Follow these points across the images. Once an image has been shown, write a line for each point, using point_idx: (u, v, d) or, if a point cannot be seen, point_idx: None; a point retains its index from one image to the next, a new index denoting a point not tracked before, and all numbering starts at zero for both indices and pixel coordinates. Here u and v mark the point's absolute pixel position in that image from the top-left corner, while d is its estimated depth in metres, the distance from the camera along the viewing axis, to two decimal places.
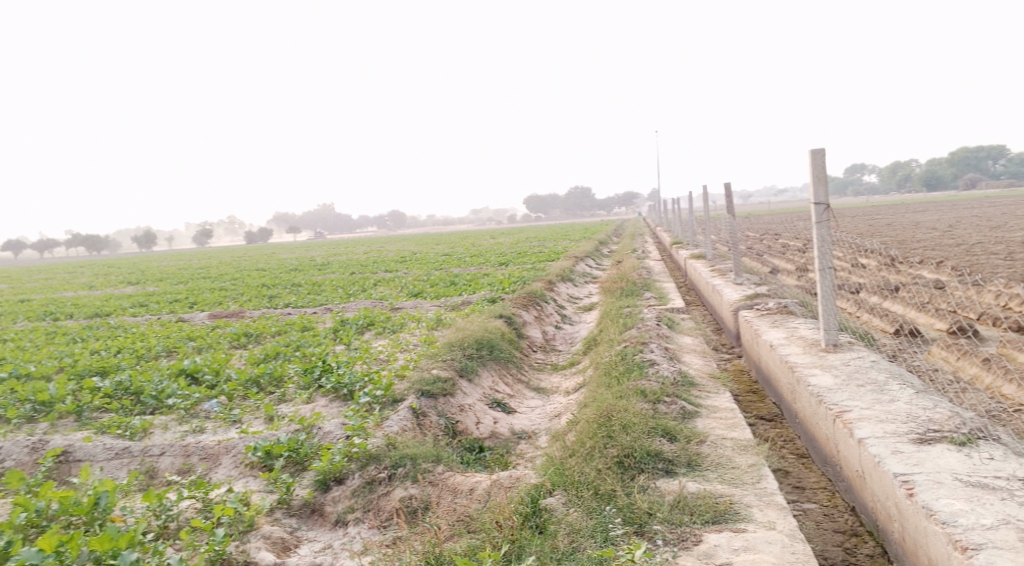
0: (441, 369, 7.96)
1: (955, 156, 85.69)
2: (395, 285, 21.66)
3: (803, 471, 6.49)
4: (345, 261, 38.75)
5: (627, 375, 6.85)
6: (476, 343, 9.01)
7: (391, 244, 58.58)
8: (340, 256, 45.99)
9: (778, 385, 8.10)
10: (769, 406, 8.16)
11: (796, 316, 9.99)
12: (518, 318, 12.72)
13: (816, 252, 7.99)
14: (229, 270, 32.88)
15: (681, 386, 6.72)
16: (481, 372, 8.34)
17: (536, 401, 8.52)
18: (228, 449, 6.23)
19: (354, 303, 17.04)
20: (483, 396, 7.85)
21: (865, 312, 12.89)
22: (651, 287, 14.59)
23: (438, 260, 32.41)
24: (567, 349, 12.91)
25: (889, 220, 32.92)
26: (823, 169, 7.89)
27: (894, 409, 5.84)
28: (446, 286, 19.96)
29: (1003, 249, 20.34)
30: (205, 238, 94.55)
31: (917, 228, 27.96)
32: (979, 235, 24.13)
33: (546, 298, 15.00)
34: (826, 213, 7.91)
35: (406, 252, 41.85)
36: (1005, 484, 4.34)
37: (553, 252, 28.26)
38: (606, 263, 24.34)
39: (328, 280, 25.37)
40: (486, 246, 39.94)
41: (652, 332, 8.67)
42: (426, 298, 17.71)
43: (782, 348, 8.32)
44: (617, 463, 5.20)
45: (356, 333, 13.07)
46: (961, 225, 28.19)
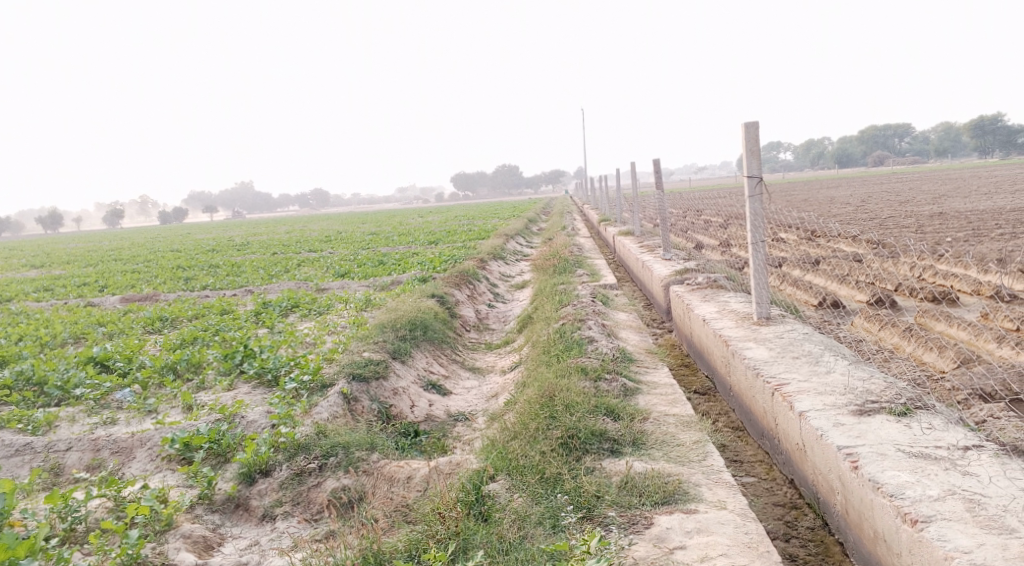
0: (373, 352, 7.65)
1: (865, 134, 88.94)
2: (319, 265, 21.08)
3: (741, 444, 6.46)
4: (266, 241, 37.59)
5: (567, 353, 6.72)
6: (409, 323, 8.73)
7: (314, 223, 57.26)
8: (260, 236, 44.68)
9: (712, 358, 8.09)
10: (704, 380, 8.14)
11: (726, 290, 10.02)
12: (450, 298, 12.45)
13: (749, 226, 7.95)
14: (143, 251, 31.50)
15: (621, 363, 6.61)
16: (414, 353, 8.08)
17: (472, 382, 8.32)
18: (143, 442, 5.81)
19: (277, 284, 16.46)
20: (417, 377, 7.60)
21: (790, 285, 13.10)
22: (583, 263, 14.51)
23: (364, 239, 31.77)
24: (500, 327, 12.74)
25: (806, 195, 33.85)
26: (755, 142, 7.81)
27: (832, 381, 5.84)
28: (373, 266, 19.51)
29: (914, 222, 21.09)
30: (116, 219, 90.72)
31: (833, 203, 28.73)
32: (891, 209, 24.98)
33: (477, 276, 14.77)
34: (758, 186, 7.87)
35: (330, 231, 40.95)
36: (947, 454, 4.35)
37: (481, 230, 28.00)
38: (535, 241, 24.23)
39: (249, 261, 24.53)
40: (413, 225, 39.42)
41: (588, 309, 8.54)
42: (354, 278, 17.26)
43: (716, 321, 8.31)
44: (561, 445, 5.03)
45: (280, 315, 12.60)
46: (873, 200, 29.17)
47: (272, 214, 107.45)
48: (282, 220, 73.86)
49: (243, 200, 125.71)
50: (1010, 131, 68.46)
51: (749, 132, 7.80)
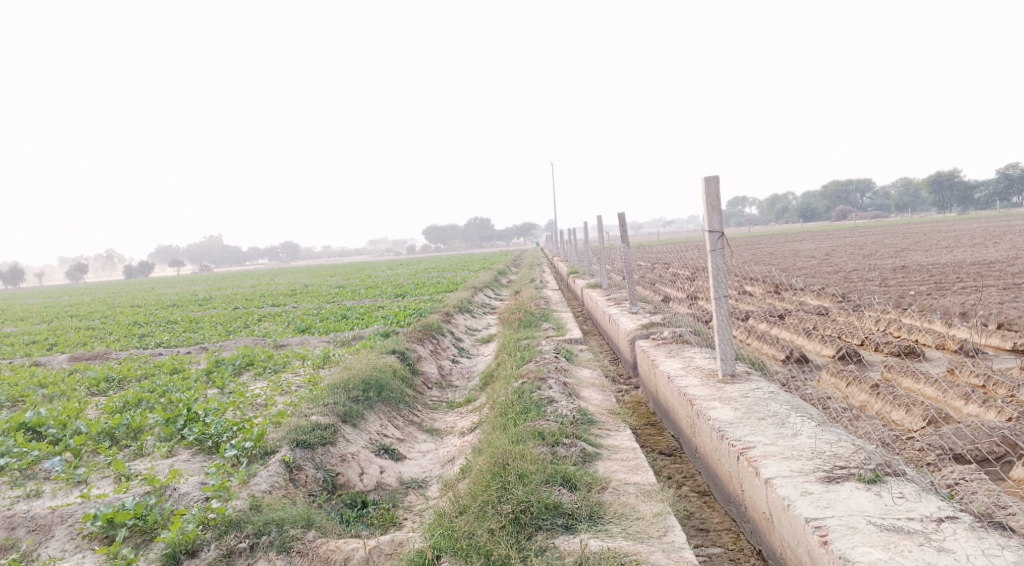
0: (321, 415, 7.27)
1: (827, 189, 90.90)
2: (280, 320, 20.60)
3: (706, 510, 6.17)
4: (230, 295, 36.91)
5: (523, 418, 6.28)
6: (363, 383, 8.37)
7: (281, 276, 56.64)
8: (224, 290, 44.00)
9: (677, 418, 7.82)
10: (668, 440, 7.87)
11: (691, 346, 9.80)
12: (412, 354, 12.08)
13: (711, 281, 7.77)
14: (102, 307, 30.72)
15: (581, 426, 6.23)
16: (368, 416, 7.72)
17: (429, 444, 7.94)
18: (64, 518, 5.33)
19: (234, 341, 15.97)
20: (368, 441, 7.22)
21: (755, 339, 12.95)
22: (548, 318, 14.25)
23: (329, 293, 31.34)
24: (463, 384, 12.38)
25: (771, 249, 34.17)
26: (716, 196, 7.69)
27: (798, 445, 5.59)
28: (336, 321, 19.10)
29: (877, 275, 21.25)
30: (79, 273, 89.09)
31: (797, 256, 28.99)
32: (854, 262, 25.22)
33: (442, 331, 14.43)
34: (720, 240, 7.73)
35: (296, 285, 40.41)
36: (920, 527, 4.11)
37: (449, 283, 27.71)
38: (503, 294, 23.97)
39: (210, 316, 23.97)
40: (381, 278, 39.07)
41: (549, 366, 8.25)
42: (314, 333, 16.82)
43: (680, 379, 8.07)
44: (512, 521, 4.70)
45: (232, 374, 12.15)
46: (836, 253, 29.45)
47: (239, 268, 106.43)
48: (249, 273, 73.06)
49: (210, 253, 124.58)
50: (966, 186, 70.29)
51: (709, 187, 7.68)
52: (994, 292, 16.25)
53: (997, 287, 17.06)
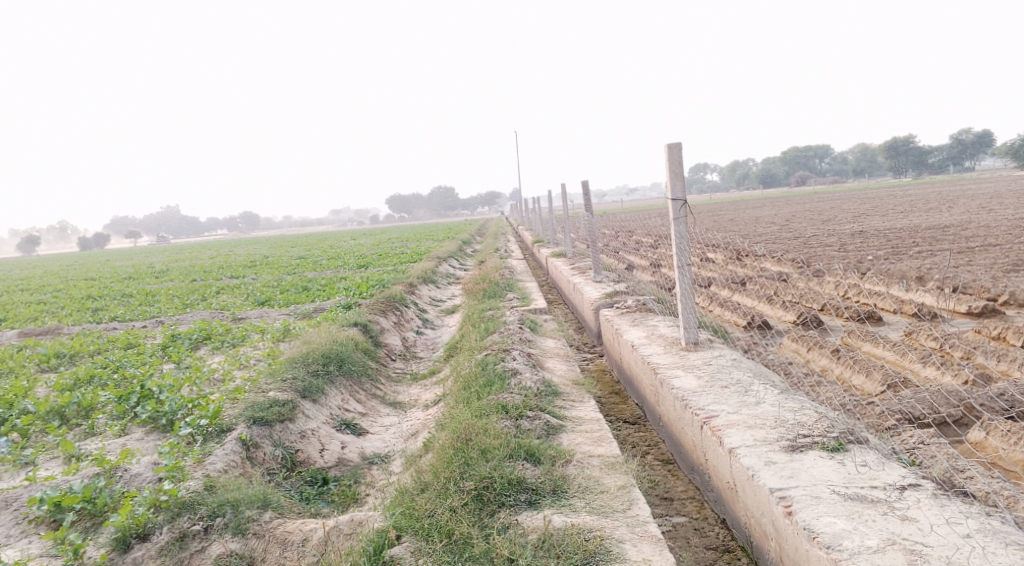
0: (280, 391, 7.10)
1: (787, 155, 91.73)
2: (240, 293, 20.21)
3: (670, 479, 6.15)
4: (188, 267, 36.19)
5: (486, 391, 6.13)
6: (324, 357, 8.20)
7: (241, 247, 55.68)
8: (182, 261, 43.15)
9: (641, 386, 7.79)
10: (633, 409, 7.85)
11: (655, 314, 9.76)
12: (375, 326, 11.90)
13: (674, 249, 7.70)
14: (55, 281, 29.91)
15: (545, 398, 6.12)
16: (328, 391, 7.57)
17: (392, 418, 7.82)
18: (8, 502, 5.15)
19: (191, 315, 15.62)
20: (329, 417, 7.09)
21: (718, 306, 12.99)
22: (512, 287, 14.14)
23: (290, 264, 30.87)
24: (428, 355, 12.25)
25: (732, 216, 34.39)
26: (679, 163, 7.59)
27: (762, 413, 5.56)
28: (296, 293, 18.79)
29: (836, 241, 21.48)
30: (31, 246, 86.73)
31: (758, 223, 29.20)
32: (813, 228, 25.47)
33: (405, 302, 14.24)
34: (683, 208, 7.65)
35: (256, 256, 39.72)
36: (884, 496, 4.11)
37: (413, 253, 27.45)
38: (468, 263, 23.80)
39: (167, 289, 23.44)
40: (343, 248, 38.60)
41: (513, 337, 8.15)
42: (274, 306, 16.52)
43: (644, 348, 8.02)
44: (475, 498, 4.61)
45: (189, 349, 11.87)
46: (796, 219, 29.69)
47: (199, 239, 104.52)
48: (208, 244, 71.76)
49: (167, 224, 122.15)
50: (922, 152, 71.36)
51: (672, 154, 7.58)
52: (949, 256, 16.47)
53: (953, 251, 17.30)
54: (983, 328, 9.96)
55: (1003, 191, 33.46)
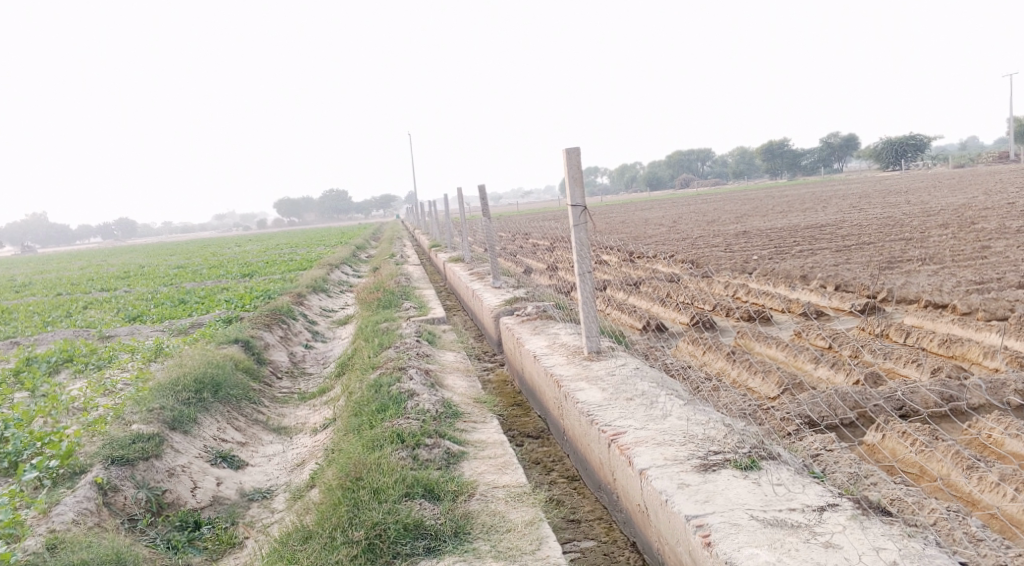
0: (145, 424, 6.37)
1: (671, 159, 94.61)
2: (110, 307, 18.76)
3: (576, 499, 5.83)
4: (54, 279, 33.66)
5: (380, 419, 5.52)
6: (197, 383, 7.48)
7: (117, 257, 52.60)
8: (48, 273, 40.18)
9: (544, 399, 7.43)
10: (536, 423, 7.48)
11: (556, 321, 9.43)
12: (258, 343, 11.12)
13: (574, 257, 7.39)
14: None
15: (446, 421, 5.63)
16: (201, 421, 6.88)
17: (275, 446, 7.19)
18: None
19: (52, 334, 14.29)
20: (202, 450, 6.41)
21: (614, 309, 12.83)
22: (407, 295, 13.59)
23: (168, 274, 29.13)
24: (318, 371, 11.57)
25: (622, 218, 34.92)
26: (578, 169, 7.30)
27: (670, 427, 5.29)
28: (173, 306, 17.59)
29: (722, 241, 21.97)
30: None
31: (647, 225, 29.63)
32: (699, 229, 26.05)
33: (292, 314, 13.45)
34: (582, 215, 7.35)
35: (131, 266, 37.39)
36: (802, 520, 3.98)
37: (302, 260, 26.40)
38: (361, 270, 23.02)
39: (28, 304, 21.56)
40: (228, 256, 36.85)
41: (410, 353, 7.64)
42: (147, 321, 15.38)
43: (546, 358, 7.67)
44: (366, 548, 4.16)
45: (46, 375, 10.78)
46: (683, 220, 30.35)
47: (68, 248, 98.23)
48: (80, 254, 67.55)
49: (35, 232, 114.32)
50: (795, 154, 74.95)
51: (571, 159, 7.28)
52: (829, 255, 17.00)
53: (831, 249, 17.90)
54: (866, 325, 10.08)
55: (868, 191, 35.40)
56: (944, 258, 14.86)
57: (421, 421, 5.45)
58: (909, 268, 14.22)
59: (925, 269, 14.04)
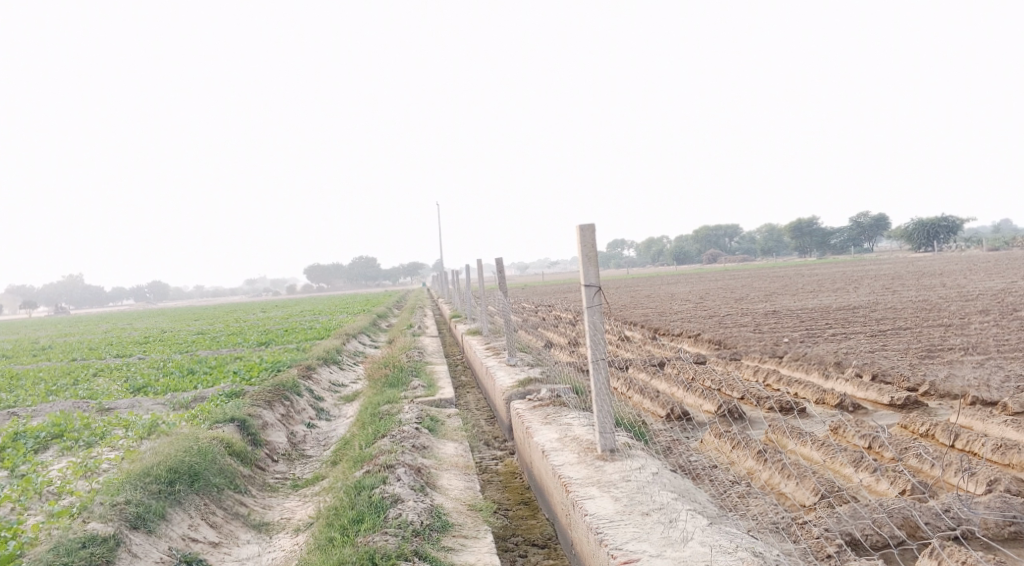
0: (102, 523, 5.73)
1: (699, 234, 94.30)
2: (118, 376, 18.26)
3: None
4: (76, 343, 33.45)
5: (354, 532, 4.91)
6: (171, 472, 6.83)
7: (142, 320, 52.65)
8: (72, 336, 40.13)
9: (551, 500, 6.64)
10: (543, 527, 6.70)
11: (570, 408, 8.66)
12: (255, 422, 10.44)
13: (587, 343, 6.71)
14: None
15: (431, 536, 4.96)
16: (169, 518, 6.23)
17: (252, 548, 6.49)
18: None
19: (52, 405, 13.79)
20: (165, 554, 5.77)
21: (634, 392, 11.99)
22: (418, 373, 12.86)
23: (186, 341, 28.72)
24: (317, 453, 10.86)
25: (649, 292, 34.16)
26: (591, 247, 6.70)
27: (691, 558, 4.60)
28: (181, 376, 17.04)
29: (751, 321, 21.09)
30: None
31: (674, 300, 28.93)
32: (727, 307, 25.21)
33: (298, 388, 12.79)
34: (597, 297, 6.72)
35: (153, 331, 37.14)
36: None
37: (321, 329, 25.88)
38: (379, 340, 22.41)
39: (40, 370, 21.18)
40: (250, 322, 36.55)
41: (405, 445, 6.93)
42: (151, 393, 14.82)
43: (553, 453, 6.91)
44: None
45: (31, 453, 10.22)
46: (710, 297, 29.54)
47: (98, 308, 99.30)
48: (109, 316, 68.06)
49: (68, 293, 115.92)
50: (824, 233, 73.95)
51: (584, 237, 6.69)
52: (863, 340, 16.09)
53: (865, 334, 16.98)
54: (908, 423, 9.18)
55: (902, 273, 34.28)
56: (988, 348, 13.92)
57: (400, 537, 4.82)
58: (951, 358, 13.28)
59: (969, 359, 13.09)
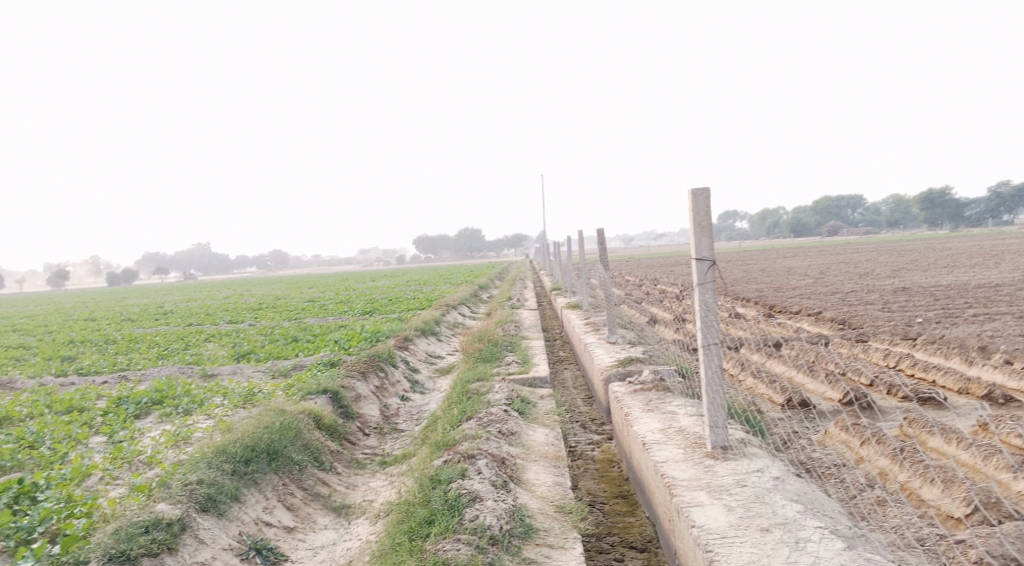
0: (170, 504, 5.44)
1: (818, 204, 89.73)
2: (226, 342, 18.57)
3: None
4: (197, 308, 34.82)
5: (423, 539, 4.65)
6: (247, 450, 6.49)
7: (260, 287, 54.52)
8: (193, 301, 41.85)
9: (653, 499, 5.91)
10: (642, 528, 5.99)
11: (675, 393, 7.85)
12: (348, 394, 10.11)
13: (698, 325, 5.88)
14: (53, 323, 28.53)
15: (510, 546, 4.61)
16: (243, 500, 5.90)
17: (328, 534, 6.08)
18: None
19: (158, 369, 14.05)
20: (234, 540, 5.49)
21: (748, 375, 10.99)
22: (513, 348, 12.26)
23: (295, 308, 29.27)
24: (409, 428, 10.46)
25: (762, 266, 32.42)
26: (705, 215, 5.85)
27: None
28: (283, 344, 17.16)
29: (879, 298, 19.42)
30: (63, 278, 86.93)
31: (790, 275, 27.26)
32: (850, 282, 23.46)
33: (393, 359, 12.41)
34: (710, 272, 5.89)
35: (267, 298, 38.24)
36: None
37: (422, 299, 25.72)
38: (480, 310, 22.05)
39: (158, 334, 21.90)
40: (359, 290, 37.07)
41: (491, 432, 6.36)
42: (253, 360, 14.90)
43: (655, 447, 6.17)
44: None
45: (130, 419, 10.25)
46: (831, 272, 27.63)
47: (223, 274, 104.26)
48: (231, 283, 71.05)
49: (197, 260, 122.13)
50: (958, 205, 68.59)
51: (697, 202, 5.85)
52: (1011, 322, 14.39)
53: (1012, 316, 15.21)
54: None
55: None
56: None
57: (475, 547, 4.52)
58: None
59: None
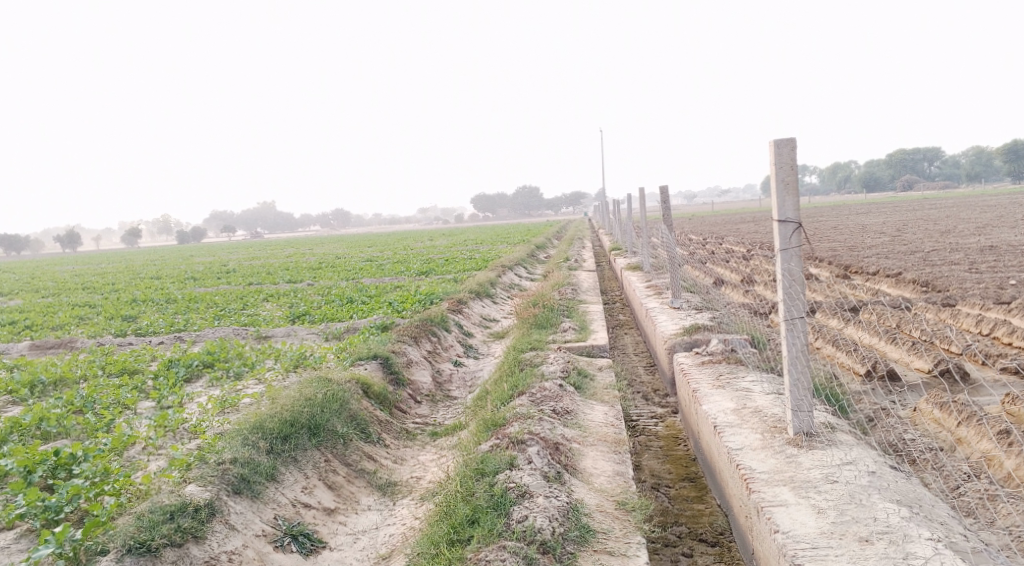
0: (201, 486, 5.13)
1: (893, 158, 85.83)
2: (282, 302, 18.43)
3: None
4: (259, 267, 35.08)
5: (463, 544, 4.33)
6: (285, 424, 6.08)
7: (321, 246, 54.82)
8: (256, 260, 42.29)
9: (726, 487, 5.30)
10: (712, 518, 5.41)
11: (747, 366, 7.18)
12: (399, 359, 9.68)
13: (780, 295, 5.20)
14: (120, 282, 28.99)
15: (563, 554, 4.20)
16: (279, 480, 5.53)
17: (371, 517, 5.67)
18: None
19: (213, 330, 13.90)
20: (269, 525, 5.15)
21: (824, 342, 10.19)
22: (571, 313, 11.70)
23: (353, 268, 29.12)
24: (463, 396, 10.00)
25: (834, 222, 30.90)
26: (790, 168, 5.11)
27: None
28: (339, 305, 16.90)
29: (965, 258, 18.11)
30: (135, 236, 89.37)
31: (865, 232, 25.87)
32: (930, 240, 22.05)
33: (447, 323, 11.94)
34: (795, 235, 5.18)
35: (327, 257, 38.30)
36: None
37: (480, 259, 25.25)
38: (537, 271, 21.47)
39: (218, 293, 21.95)
40: (418, 249, 36.82)
41: (545, 411, 5.85)
42: (308, 322, 14.67)
43: (728, 430, 5.55)
44: None
45: (180, 383, 10.03)
46: (910, 229, 26.10)
47: (286, 233, 105.74)
48: (293, 242, 71.79)
49: (262, 219, 124.14)
50: None
51: (781, 154, 5.11)
52: None
53: None
54: None
55: None
56: None
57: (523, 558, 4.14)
58: None
59: None
